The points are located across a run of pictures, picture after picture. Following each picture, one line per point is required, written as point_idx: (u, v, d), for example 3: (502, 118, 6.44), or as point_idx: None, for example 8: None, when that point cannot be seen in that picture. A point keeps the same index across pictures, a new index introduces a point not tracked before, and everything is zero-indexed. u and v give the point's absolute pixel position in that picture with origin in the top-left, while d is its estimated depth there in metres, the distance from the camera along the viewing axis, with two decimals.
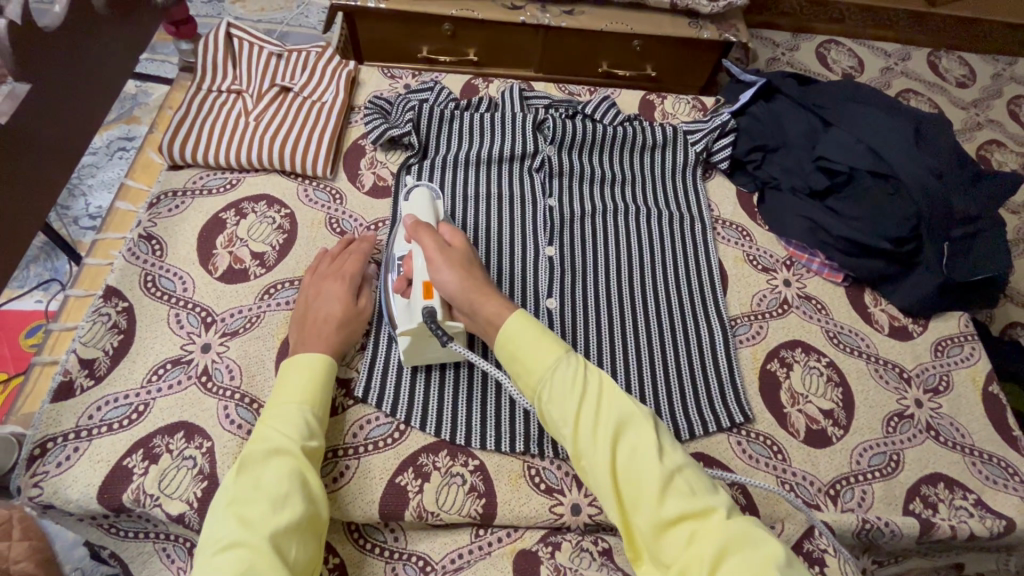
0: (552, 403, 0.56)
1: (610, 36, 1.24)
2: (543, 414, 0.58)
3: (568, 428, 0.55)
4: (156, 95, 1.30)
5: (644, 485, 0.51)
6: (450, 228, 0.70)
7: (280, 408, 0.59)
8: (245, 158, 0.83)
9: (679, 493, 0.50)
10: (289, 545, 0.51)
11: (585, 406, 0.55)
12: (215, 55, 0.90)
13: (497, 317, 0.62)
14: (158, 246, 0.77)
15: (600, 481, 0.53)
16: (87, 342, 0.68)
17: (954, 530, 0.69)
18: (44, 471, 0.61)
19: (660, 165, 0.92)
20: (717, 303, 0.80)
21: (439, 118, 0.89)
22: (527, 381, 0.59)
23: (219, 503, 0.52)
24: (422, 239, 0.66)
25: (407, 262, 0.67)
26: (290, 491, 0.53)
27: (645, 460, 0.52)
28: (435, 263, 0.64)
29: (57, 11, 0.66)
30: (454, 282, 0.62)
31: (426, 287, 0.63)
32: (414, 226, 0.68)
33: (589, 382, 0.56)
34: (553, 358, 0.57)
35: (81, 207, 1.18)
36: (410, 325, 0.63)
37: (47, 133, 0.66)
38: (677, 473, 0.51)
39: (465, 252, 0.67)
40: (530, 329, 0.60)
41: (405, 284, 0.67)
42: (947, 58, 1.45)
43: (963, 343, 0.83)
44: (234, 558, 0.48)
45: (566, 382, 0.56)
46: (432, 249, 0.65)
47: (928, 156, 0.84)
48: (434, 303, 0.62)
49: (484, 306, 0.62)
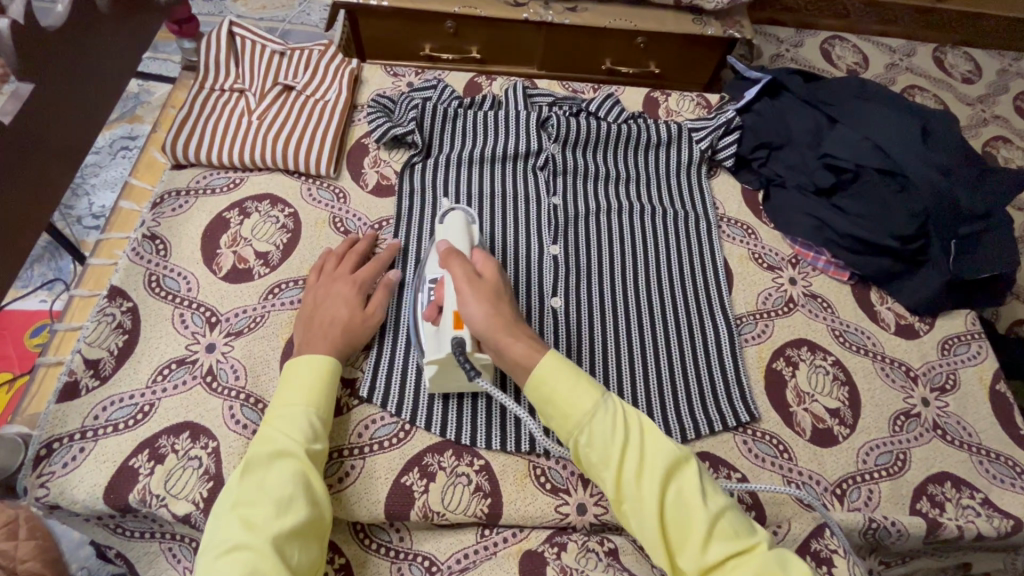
0: (593, 448, 0.55)
1: (613, 33, 1.23)
2: (580, 457, 0.57)
3: (609, 472, 0.54)
4: (158, 94, 1.30)
5: (690, 529, 0.52)
6: (483, 255, 0.67)
7: (286, 411, 0.59)
8: (249, 157, 0.83)
9: (724, 534, 0.51)
10: (291, 549, 0.51)
11: (628, 452, 0.54)
12: (218, 53, 0.89)
13: (524, 360, 0.59)
14: (162, 246, 0.77)
15: (645, 525, 0.53)
16: (92, 342, 0.68)
17: (961, 530, 0.68)
18: (50, 471, 0.61)
19: (666, 163, 0.92)
20: (723, 302, 0.80)
21: (442, 118, 0.88)
22: (563, 425, 0.57)
23: (223, 507, 0.52)
24: (451, 268, 0.64)
25: (438, 288, 0.65)
26: (294, 494, 0.53)
27: (691, 503, 0.52)
28: (464, 294, 0.62)
29: (60, 10, 0.67)
30: (482, 317, 0.60)
31: (456, 317, 0.62)
32: (446, 253, 0.66)
33: (630, 426, 0.55)
34: (592, 403, 0.56)
35: (85, 206, 1.18)
36: (439, 353, 0.62)
37: (51, 133, 0.66)
38: (720, 515, 0.52)
39: (496, 284, 0.65)
40: (566, 370, 0.59)
41: (436, 312, 0.65)
42: (953, 54, 1.44)
43: (970, 341, 0.83)
44: (239, 561, 0.48)
45: (607, 427, 0.55)
46: (462, 280, 0.63)
47: (935, 153, 0.83)
48: (464, 334, 0.61)
49: (509, 348, 0.60)
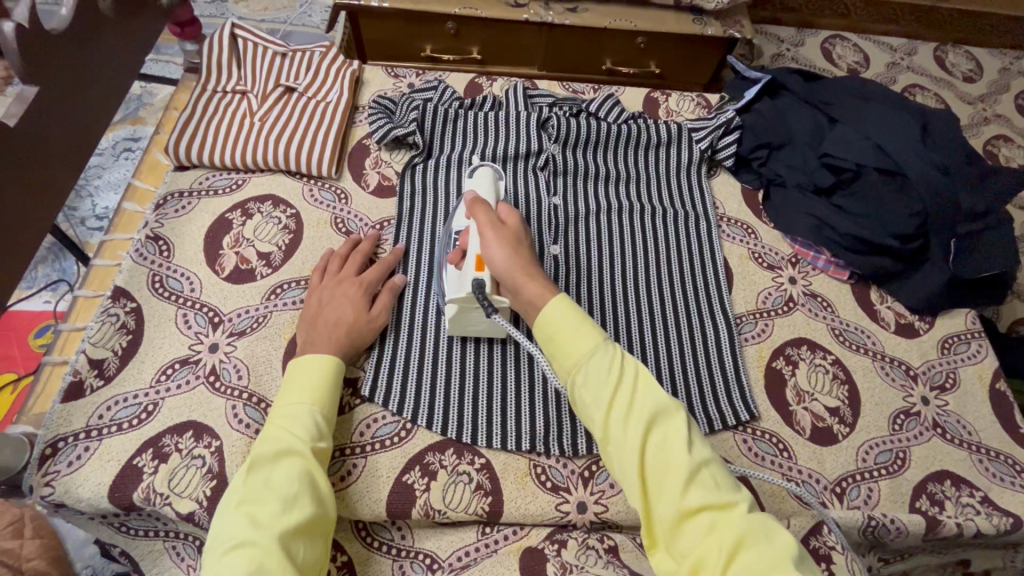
0: (587, 387, 0.55)
1: (614, 33, 1.24)
2: (574, 398, 0.57)
3: (600, 410, 0.54)
4: (161, 96, 1.31)
5: (670, 472, 0.51)
6: (508, 207, 0.70)
7: (291, 409, 0.60)
8: (251, 158, 0.83)
9: (704, 485, 0.50)
10: (297, 547, 0.51)
11: (620, 393, 0.54)
12: (220, 55, 0.90)
13: (539, 299, 0.61)
14: (165, 247, 0.77)
15: (626, 465, 0.52)
16: (96, 342, 0.69)
17: (961, 527, 0.69)
18: (55, 470, 0.61)
19: (666, 163, 0.92)
20: (722, 301, 0.80)
21: (443, 119, 0.89)
22: (562, 364, 0.58)
23: (229, 504, 0.53)
24: (477, 215, 0.68)
25: (464, 236, 0.69)
26: (300, 491, 0.54)
27: (675, 449, 0.51)
28: (487, 239, 0.65)
29: (64, 14, 0.67)
30: (504, 260, 0.63)
31: (478, 259, 0.65)
32: (472, 201, 0.69)
33: (626, 371, 0.55)
34: (593, 345, 0.57)
35: (88, 207, 1.18)
36: (459, 293, 0.65)
37: (56, 135, 0.66)
38: (703, 465, 0.51)
39: (518, 231, 0.67)
40: (571, 314, 0.59)
41: (459, 256, 0.68)
42: (954, 53, 1.44)
43: (970, 340, 0.83)
44: (244, 557, 0.48)
45: (602, 369, 0.55)
46: (486, 225, 0.66)
47: (935, 152, 0.83)
48: (484, 277, 0.64)
49: (525, 288, 0.62)
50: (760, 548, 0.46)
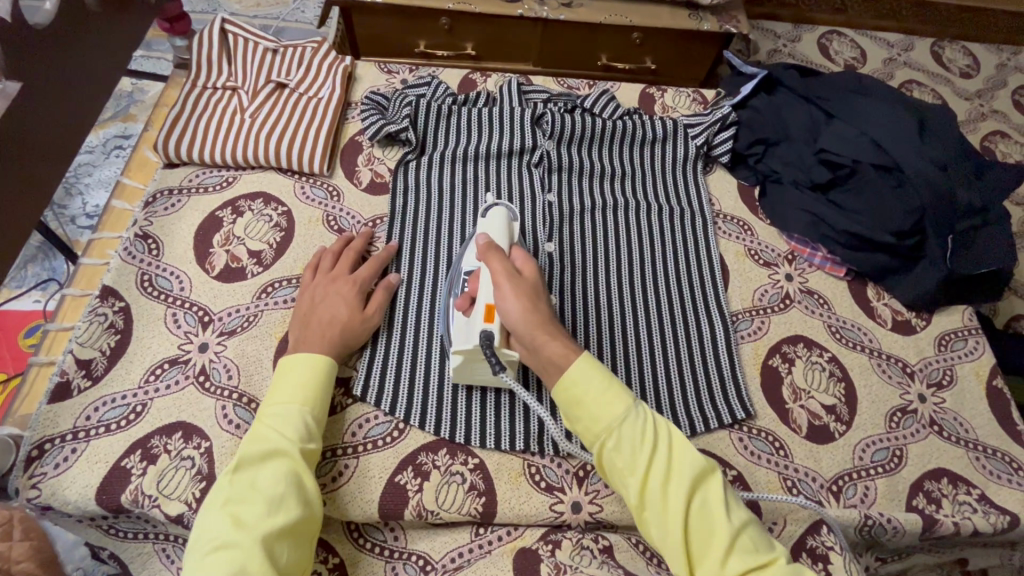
0: (620, 453, 0.55)
1: (609, 29, 1.23)
2: (604, 464, 0.56)
3: (635, 478, 0.54)
4: (152, 93, 1.30)
5: (713, 540, 0.51)
6: (522, 254, 0.67)
7: (280, 409, 0.59)
8: (241, 155, 0.82)
9: (745, 549, 0.51)
10: (280, 549, 0.50)
11: (656, 460, 0.54)
12: (210, 51, 0.89)
13: (561, 357, 0.59)
14: (154, 245, 0.76)
15: (668, 535, 0.52)
16: (84, 342, 0.68)
17: (958, 526, 0.68)
18: (42, 472, 0.60)
19: (662, 159, 0.92)
20: (718, 298, 0.80)
21: (437, 115, 0.88)
22: (589, 428, 0.57)
23: (215, 503, 0.52)
24: (490, 263, 0.64)
25: (473, 280, 0.66)
26: (286, 493, 0.53)
27: (715, 515, 0.52)
28: (501, 287, 0.62)
29: (47, 8, 0.66)
30: (518, 313, 0.60)
31: (488, 309, 0.61)
32: (485, 247, 0.65)
33: (659, 435, 0.55)
34: (623, 410, 0.56)
35: (78, 206, 1.17)
36: (466, 344, 0.62)
37: (40, 132, 0.65)
38: (743, 529, 0.52)
39: (535, 283, 0.64)
40: (598, 374, 0.59)
41: (469, 302, 0.65)
42: (951, 48, 1.43)
43: (967, 337, 0.83)
44: (225, 560, 0.48)
45: (636, 436, 0.55)
46: (500, 274, 0.63)
47: (931, 148, 0.83)
48: (494, 328, 0.61)
49: (545, 345, 0.60)
50: None
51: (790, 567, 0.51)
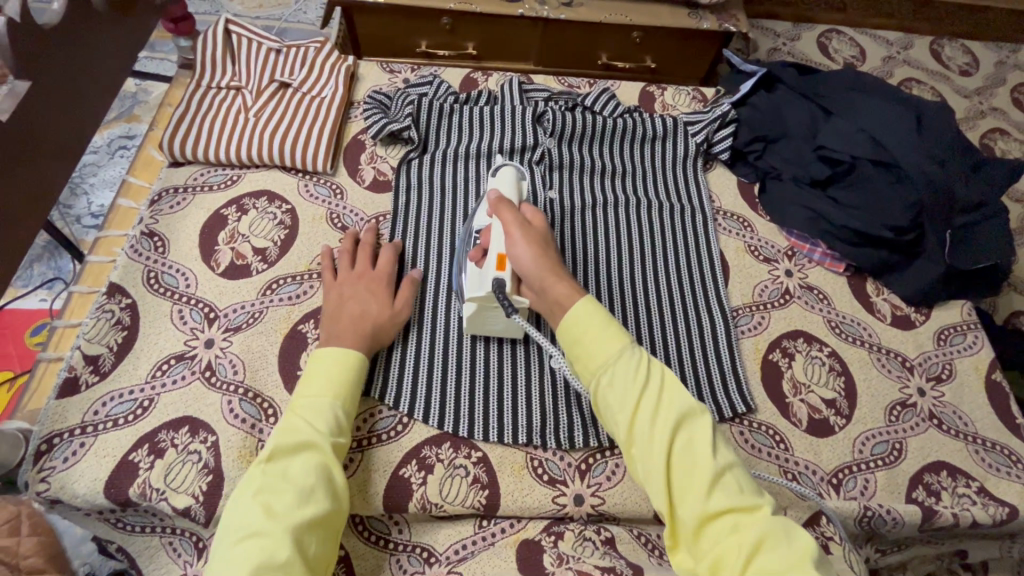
0: (613, 388, 0.56)
1: (609, 29, 1.24)
2: (598, 401, 0.57)
3: (625, 412, 0.55)
4: (155, 94, 1.31)
5: (695, 476, 0.51)
6: (531, 207, 0.69)
7: (310, 401, 0.59)
8: (245, 154, 0.83)
9: (728, 489, 0.50)
10: (309, 541, 0.51)
11: (646, 395, 0.54)
12: (214, 51, 0.90)
13: (567, 299, 0.61)
14: (160, 243, 0.77)
15: (651, 468, 0.52)
16: (92, 338, 0.69)
17: (957, 518, 0.69)
18: (51, 466, 0.61)
19: (661, 156, 0.92)
20: (718, 294, 0.80)
21: (439, 113, 0.89)
22: (586, 366, 0.59)
23: (245, 492, 0.52)
24: (502, 214, 0.66)
25: (486, 233, 0.68)
26: (316, 484, 0.54)
27: (699, 452, 0.52)
28: (512, 235, 0.64)
29: (55, 8, 0.67)
30: (530, 259, 0.62)
31: (500, 258, 0.64)
32: (496, 201, 0.67)
33: (651, 374, 0.56)
34: (618, 349, 0.57)
35: (83, 206, 1.18)
36: (478, 292, 0.64)
37: (48, 130, 0.66)
38: (727, 470, 0.52)
39: (544, 233, 0.66)
40: (597, 315, 0.60)
41: (481, 254, 0.68)
42: (950, 46, 1.44)
43: (966, 332, 0.83)
44: (256, 548, 0.48)
45: (629, 372, 0.56)
46: (512, 224, 0.65)
47: (930, 144, 0.83)
48: (506, 276, 0.63)
49: (554, 287, 0.61)
50: (782, 549, 0.47)
51: (774, 515, 0.49)
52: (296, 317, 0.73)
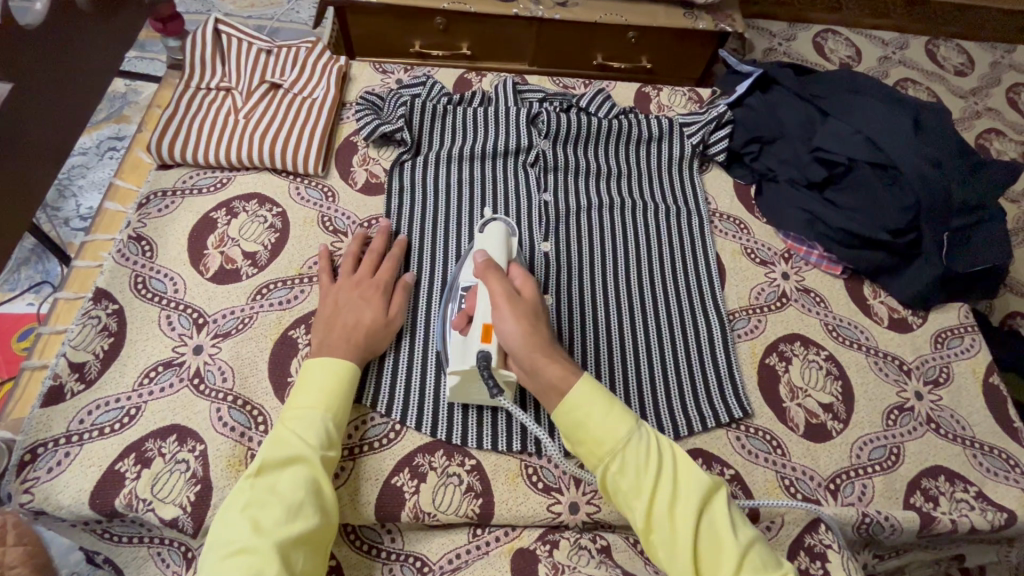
0: (625, 476, 0.54)
1: (605, 28, 1.23)
2: (609, 486, 0.56)
3: (641, 502, 0.53)
4: (145, 94, 1.29)
5: (722, 563, 0.51)
6: (520, 271, 0.66)
7: (301, 413, 0.58)
8: (235, 156, 0.82)
9: (754, 568, 0.51)
10: (296, 555, 0.50)
11: (661, 482, 0.54)
12: (203, 52, 0.89)
13: (562, 382, 0.58)
14: (148, 247, 0.76)
15: (676, 560, 0.52)
16: (77, 345, 0.68)
17: (955, 524, 0.68)
18: (35, 476, 0.60)
19: (657, 158, 0.91)
20: (715, 298, 0.80)
21: (432, 114, 0.88)
22: (593, 453, 0.57)
23: (234, 506, 0.51)
24: (489, 282, 0.63)
25: (471, 297, 0.65)
26: (305, 500, 0.53)
27: (723, 536, 0.52)
28: (500, 308, 0.61)
29: (39, 7, 0.66)
30: (519, 336, 0.59)
31: (486, 329, 0.62)
32: (483, 267, 0.65)
33: (663, 457, 0.55)
34: (626, 431, 0.56)
35: (71, 207, 1.16)
36: (462, 365, 0.62)
37: (31, 133, 0.65)
38: (750, 547, 0.52)
39: (534, 304, 0.63)
40: (599, 397, 0.58)
41: (464, 320, 0.64)
42: (946, 46, 1.44)
43: (963, 335, 0.83)
44: (241, 565, 0.47)
45: (641, 460, 0.54)
46: (500, 297, 0.62)
47: (926, 145, 0.83)
48: (491, 348, 0.61)
49: (546, 369, 0.59)
50: None
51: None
52: (287, 323, 0.72)
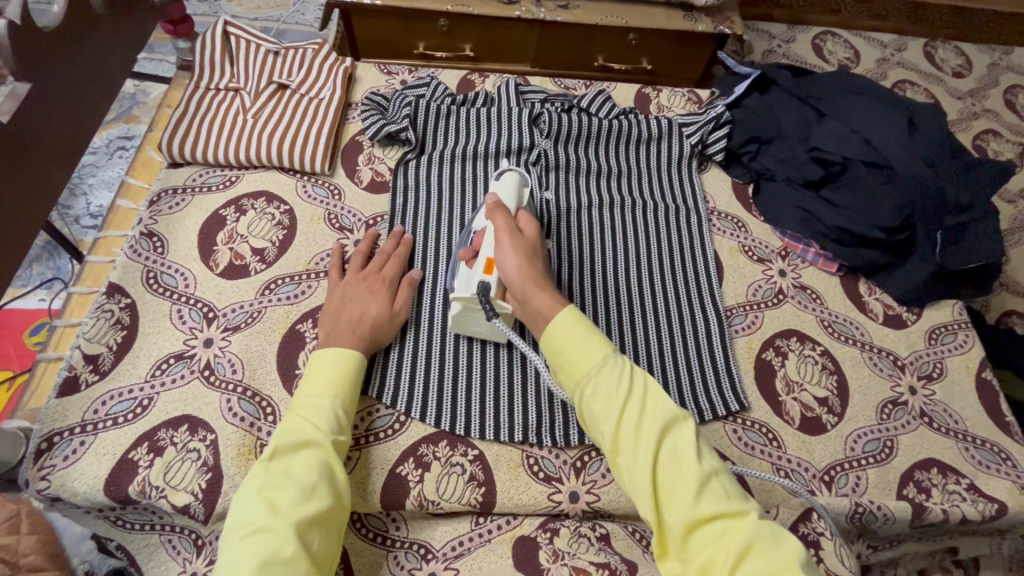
0: (597, 399, 0.56)
1: (606, 31, 1.25)
2: (583, 409, 0.58)
3: (610, 424, 0.55)
4: (154, 95, 1.31)
5: (681, 485, 0.52)
6: (527, 216, 0.71)
7: (311, 400, 0.60)
8: (244, 155, 0.84)
9: (714, 495, 0.51)
10: (312, 536, 0.52)
11: (630, 405, 0.55)
12: (212, 53, 0.91)
13: (548, 311, 0.62)
14: (159, 243, 0.78)
15: (637, 478, 0.53)
16: (91, 338, 0.69)
17: (947, 514, 0.70)
18: (51, 464, 0.62)
19: (656, 157, 0.93)
20: (713, 294, 0.81)
21: (436, 114, 0.90)
22: (571, 376, 0.59)
23: (250, 490, 0.53)
24: (495, 219, 0.68)
25: (478, 236, 0.70)
26: (318, 482, 0.54)
27: (684, 460, 0.53)
28: (501, 242, 0.66)
29: (56, 11, 0.67)
30: (515, 267, 0.64)
31: (488, 262, 0.66)
32: (493, 206, 0.70)
33: (636, 383, 0.57)
34: (602, 357, 0.58)
35: (82, 206, 1.18)
36: (464, 292, 0.66)
37: (47, 132, 0.67)
38: (711, 476, 0.52)
39: (534, 242, 0.68)
40: (579, 327, 0.60)
41: (472, 254, 0.70)
42: (944, 48, 1.45)
43: (957, 331, 0.84)
44: (260, 544, 0.49)
45: (613, 382, 0.56)
46: (503, 231, 0.67)
47: (921, 146, 0.84)
48: (491, 280, 0.65)
49: (536, 299, 0.62)
50: (769, 554, 0.48)
51: (759, 519, 0.50)
52: (294, 318, 0.74)
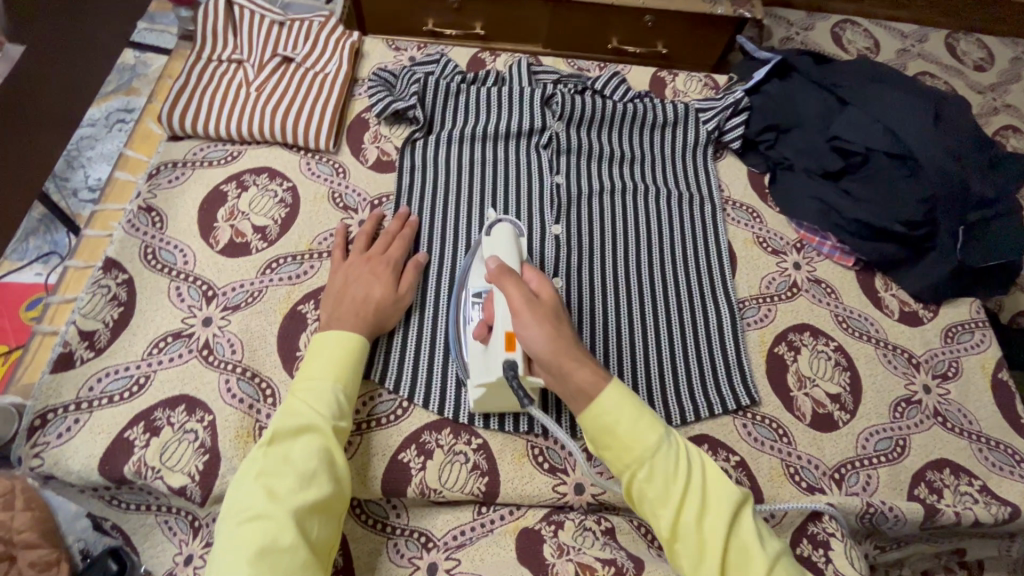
0: (652, 484, 0.53)
1: (620, 12, 1.21)
2: (634, 492, 0.55)
3: (669, 513, 0.52)
4: (155, 66, 1.27)
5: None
6: (537, 275, 0.62)
7: (313, 385, 0.58)
8: (246, 129, 0.81)
9: None
10: (311, 523, 0.50)
11: (690, 491, 0.53)
12: (215, 23, 0.87)
13: (591, 387, 0.56)
14: (157, 218, 0.76)
15: (702, 568, 0.51)
16: (87, 313, 0.68)
17: (959, 516, 0.68)
18: (45, 442, 0.61)
19: (671, 144, 0.90)
20: (726, 285, 0.79)
21: (445, 93, 0.87)
22: (621, 459, 0.55)
23: (248, 474, 0.52)
24: (506, 289, 0.59)
25: (489, 305, 0.63)
26: (318, 468, 0.53)
27: (750, 548, 0.51)
28: (521, 316, 0.57)
29: None
30: (544, 341, 0.56)
31: (510, 337, 0.59)
32: (498, 272, 0.60)
33: (691, 466, 0.54)
34: (656, 439, 0.54)
35: (80, 178, 1.16)
36: (489, 377, 0.60)
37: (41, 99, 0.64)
38: (778, 560, 0.51)
39: (554, 305, 0.60)
40: (628, 406, 0.56)
41: (485, 330, 0.62)
42: (966, 41, 1.41)
43: (974, 330, 0.82)
44: (257, 531, 0.47)
45: (671, 467, 0.53)
46: (520, 305, 0.58)
47: (946, 137, 0.82)
48: (516, 357, 0.58)
49: (575, 373, 0.56)
50: None
51: None
52: (296, 298, 0.72)
